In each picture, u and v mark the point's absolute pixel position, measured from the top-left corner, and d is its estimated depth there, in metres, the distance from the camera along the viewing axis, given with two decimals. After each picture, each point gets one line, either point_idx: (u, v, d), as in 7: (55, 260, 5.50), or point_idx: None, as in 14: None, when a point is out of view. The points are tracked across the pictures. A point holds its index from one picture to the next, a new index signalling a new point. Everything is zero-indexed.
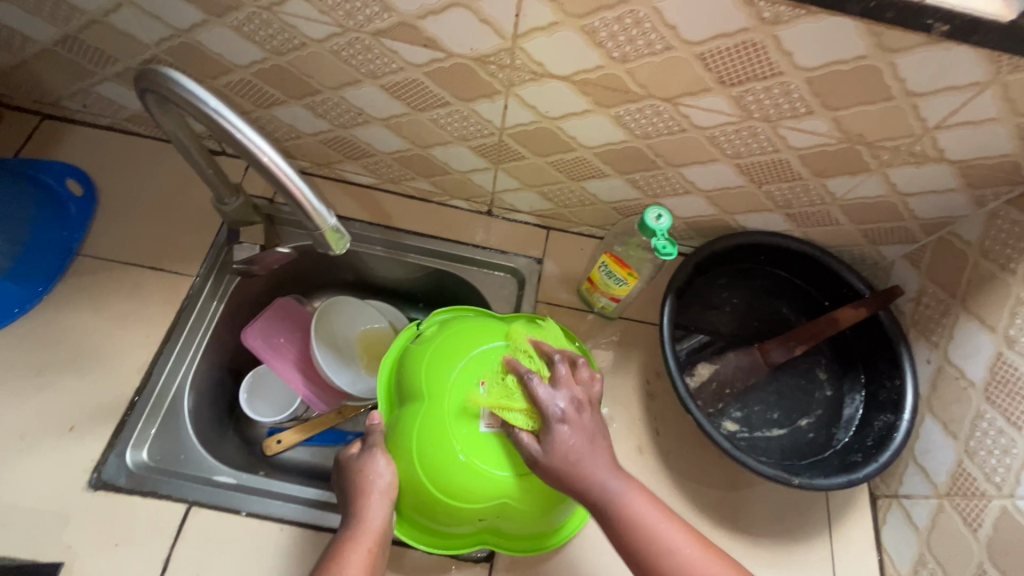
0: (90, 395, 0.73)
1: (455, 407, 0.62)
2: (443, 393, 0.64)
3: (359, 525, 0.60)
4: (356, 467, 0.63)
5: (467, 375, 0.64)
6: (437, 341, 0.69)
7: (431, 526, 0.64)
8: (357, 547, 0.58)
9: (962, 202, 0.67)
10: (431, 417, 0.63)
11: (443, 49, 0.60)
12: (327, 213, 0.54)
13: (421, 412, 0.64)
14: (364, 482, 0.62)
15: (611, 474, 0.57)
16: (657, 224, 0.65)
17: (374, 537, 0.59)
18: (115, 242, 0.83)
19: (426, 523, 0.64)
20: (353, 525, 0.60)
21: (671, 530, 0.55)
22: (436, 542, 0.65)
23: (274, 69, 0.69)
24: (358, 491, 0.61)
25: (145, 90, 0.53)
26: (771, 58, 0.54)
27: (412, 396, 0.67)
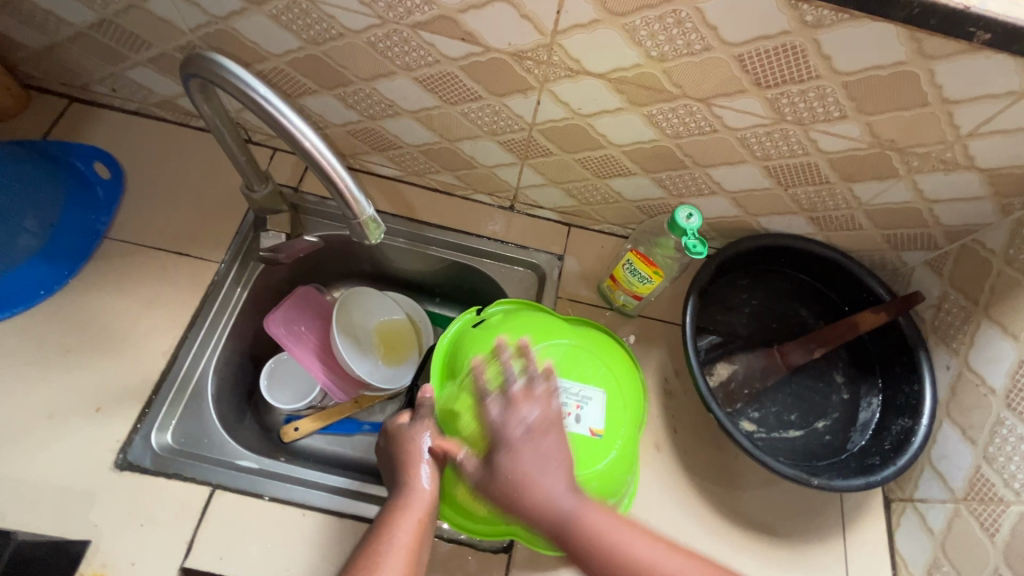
0: (118, 377, 0.74)
1: None
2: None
3: (409, 494, 0.60)
4: (407, 437, 0.65)
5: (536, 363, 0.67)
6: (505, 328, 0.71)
7: (470, 509, 0.65)
8: (410, 514, 0.58)
9: (989, 210, 0.68)
10: None
11: (480, 43, 0.61)
12: (366, 203, 0.54)
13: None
14: (415, 451, 0.63)
15: (565, 491, 0.52)
16: (687, 223, 0.66)
17: (424, 507, 0.59)
18: (142, 226, 0.83)
19: (461, 504, 0.65)
20: (404, 492, 0.60)
21: (627, 536, 0.51)
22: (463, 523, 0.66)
23: (309, 58, 0.70)
24: (408, 460, 0.63)
25: (190, 76, 0.53)
26: (809, 61, 0.54)
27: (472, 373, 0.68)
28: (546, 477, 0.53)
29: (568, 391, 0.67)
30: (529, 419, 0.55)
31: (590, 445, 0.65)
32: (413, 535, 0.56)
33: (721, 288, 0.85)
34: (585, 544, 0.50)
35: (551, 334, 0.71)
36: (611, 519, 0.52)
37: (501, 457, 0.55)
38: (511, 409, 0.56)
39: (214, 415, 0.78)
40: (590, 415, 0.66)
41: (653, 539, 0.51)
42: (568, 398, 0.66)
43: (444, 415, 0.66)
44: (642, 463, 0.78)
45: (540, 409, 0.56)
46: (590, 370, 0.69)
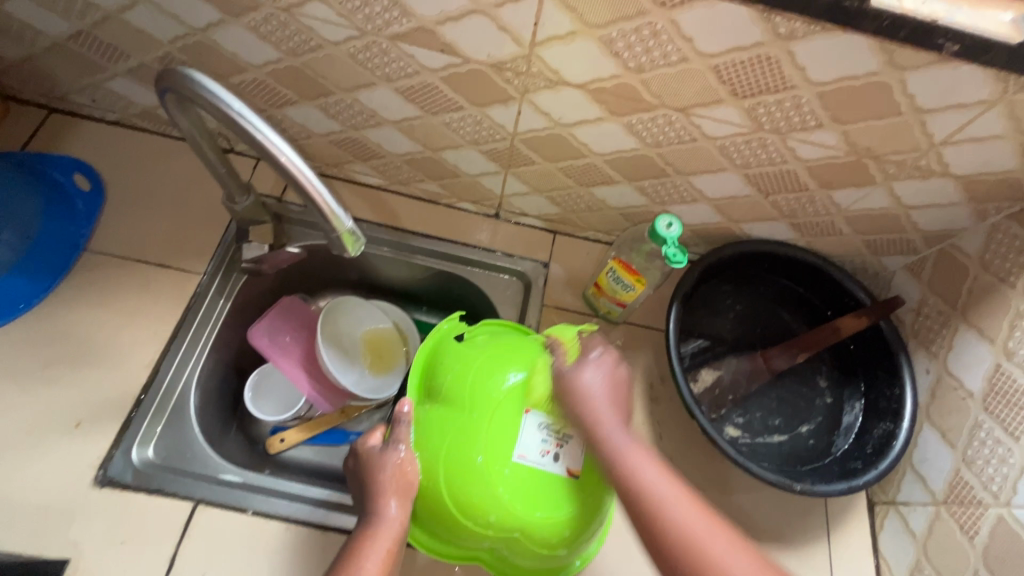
0: (97, 392, 0.73)
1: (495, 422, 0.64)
2: (483, 408, 0.65)
3: (377, 524, 0.61)
4: (377, 465, 0.64)
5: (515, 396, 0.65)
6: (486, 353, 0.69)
7: (441, 533, 0.65)
8: (377, 547, 0.59)
9: (964, 216, 0.69)
10: (470, 425, 0.64)
11: (460, 55, 0.61)
12: (344, 216, 0.54)
13: (457, 419, 0.65)
14: (381, 482, 0.63)
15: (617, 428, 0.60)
16: (667, 232, 0.66)
17: (392, 536, 0.60)
18: (122, 238, 0.82)
19: (430, 526, 0.65)
20: (371, 522, 0.61)
21: (672, 488, 0.56)
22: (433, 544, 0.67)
23: (289, 69, 0.70)
24: (375, 490, 0.63)
25: (164, 89, 0.52)
26: (784, 71, 0.55)
27: (449, 397, 0.67)
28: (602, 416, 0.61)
29: (547, 427, 0.64)
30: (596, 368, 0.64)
31: (565, 485, 0.63)
32: (380, 565, 0.58)
33: (706, 294, 0.85)
34: (640, 485, 0.56)
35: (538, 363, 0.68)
36: (655, 466, 0.58)
37: (567, 396, 0.63)
38: (587, 364, 0.64)
39: (198, 429, 0.76)
40: (569, 453, 0.64)
41: (691, 501, 0.55)
42: (547, 434, 0.64)
43: (420, 439, 0.66)
44: None
45: (603, 371, 0.64)
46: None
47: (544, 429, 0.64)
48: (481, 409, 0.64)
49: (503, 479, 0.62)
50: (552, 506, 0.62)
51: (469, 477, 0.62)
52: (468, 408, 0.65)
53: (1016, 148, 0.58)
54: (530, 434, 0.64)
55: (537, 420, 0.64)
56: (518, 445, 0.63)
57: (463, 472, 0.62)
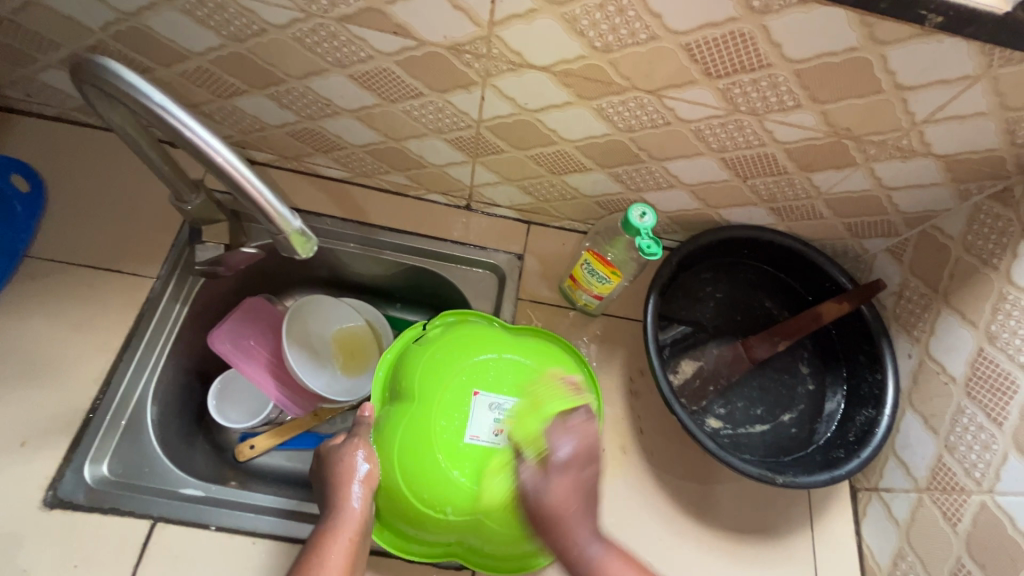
0: (44, 408, 0.69)
1: (445, 409, 0.62)
2: (432, 397, 0.63)
3: (339, 516, 0.59)
4: (337, 458, 0.62)
5: (465, 381, 0.63)
6: (437, 348, 0.67)
7: (406, 531, 0.63)
8: (339, 540, 0.57)
9: (947, 196, 0.67)
10: (420, 419, 0.62)
11: (414, 37, 0.57)
12: (292, 216, 0.51)
13: (411, 412, 0.63)
14: (345, 472, 0.61)
15: (591, 539, 0.57)
16: (640, 222, 0.63)
17: (356, 528, 0.58)
18: (67, 242, 0.77)
19: (394, 524, 0.63)
20: (333, 515, 0.59)
21: None
22: (402, 545, 0.64)
23: (233, 56, 0.65)
24: (337, 480, 0.61)
25: (84, 85, 0.48)
26: (759, 49, 0.51)
27: (403, 394, 0.65)
28: (578, 531, 0.57)
29: (500, 405, 0.62)
30: (571, 439, 0.59)
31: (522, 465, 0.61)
32: (344, 559, 0.56)
33: (685, 282, 0.83)
34: None
35: (484, 348, 0.66)
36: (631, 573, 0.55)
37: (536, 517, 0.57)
38: (563, 438, 0.59)
39: (156, 443, 0.73)
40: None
41: None
42: (501, 412, 0.62)
43: (377, 436, 0.64)
44: (609, 467, 0.76)
45: (575, 439, 0.59)
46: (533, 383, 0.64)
47: (495, 409, 0.62)
48: (432, 401, 0.62)
49: (459, 462, 0.60)
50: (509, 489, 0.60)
51: (421, 468, 0.60)
52: (419, 403, 0.63)
53: (999, 125, 0.55)
54: (481, 420, 0.62)
55: (488, 401, 0.62)
56: (472, 428, 0.61)
57: (417, 463, 0.60)
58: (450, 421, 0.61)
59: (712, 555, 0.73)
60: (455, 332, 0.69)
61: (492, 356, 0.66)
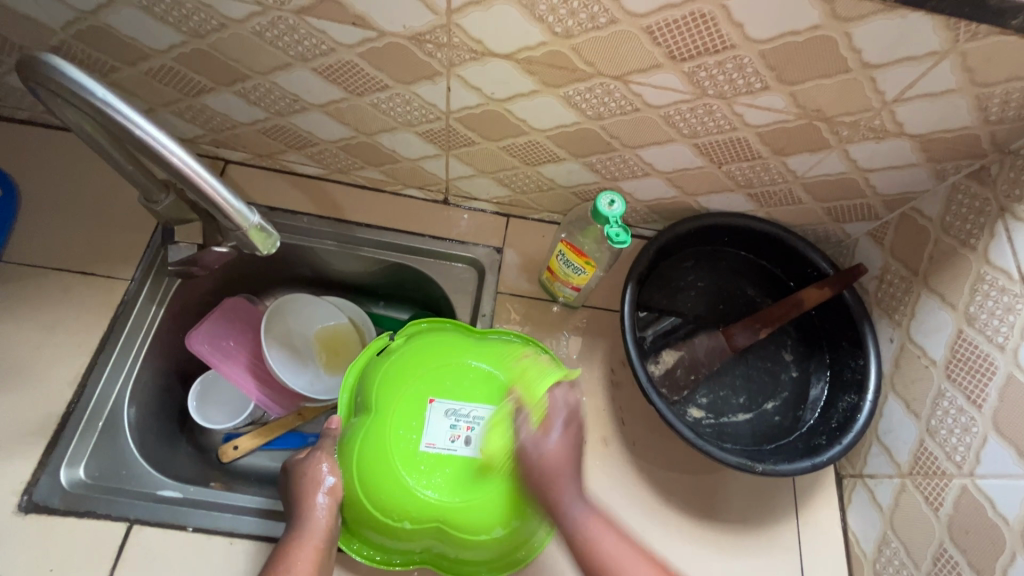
0: (19, 412, 0.68)
1: (401, 420, 0.62)
2: (389, 407, 0.63)
3: (302, 525, 0.59)
4: (302, 470, 0.62)
5: (422, 390, 0.64)
6: (394, 358, 0.67)
7: (374, 539, 0.62)
8: (302, 549, 0.57)
9: (925, 176, 0.66)
10: (377, 430, 0.62)
11: (374, 28, 0.56)
12: (248, 211, 0.51)
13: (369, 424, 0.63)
14: (310, 483, 0.61)
15: (575, 501, 0.57)
16: (610, 210, 0.63)
17: (321, 536, 0.58)
18: (40, 246, 0.77)
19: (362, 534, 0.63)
20: (297, 524, 0.59)
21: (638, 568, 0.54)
22: (374, 555, 0.64)
23: (196, 54, 0.64)
24: (304, 490, 0.61)
25: (34, 86, 0.47)
26: (721, 30, 0.50)
27: (364, 406, 0.66)
28: (564, 493, 0.57)
29: (456, 412, 0.63)
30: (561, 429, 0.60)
31: (479, 469, 0.61)
32: (310, 566, 0.57)
33: (666, 272, 0.82)
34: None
35: (443, 356, 0.67)
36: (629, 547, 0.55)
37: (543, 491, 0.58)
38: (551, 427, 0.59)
39: (133, 445, 0.72)
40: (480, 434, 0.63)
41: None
42: (457, 419, 0.63)
43: (340, 448, 0.64)
44: (591, 459, 0.75)
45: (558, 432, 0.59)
46: (489, 386, 0.65)
47: (451, 415, 0.63)
48: (389, 411, 0.63)
49: (415, 470, 0.61)
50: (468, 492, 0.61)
51: (381, 476, 0.60)
52: (377, 414, 0.63)
53: (970, 102, 0.55)
54: (438, 426, 0.63)
55: (445, 408, 0.64)
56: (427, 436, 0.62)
57: (377, 474, 0.60)
58: (408, 429, 0.62)
59: (695, 545, 0.73)
60: (414, 340, 0.69)
61: (448, 363, 0.66)
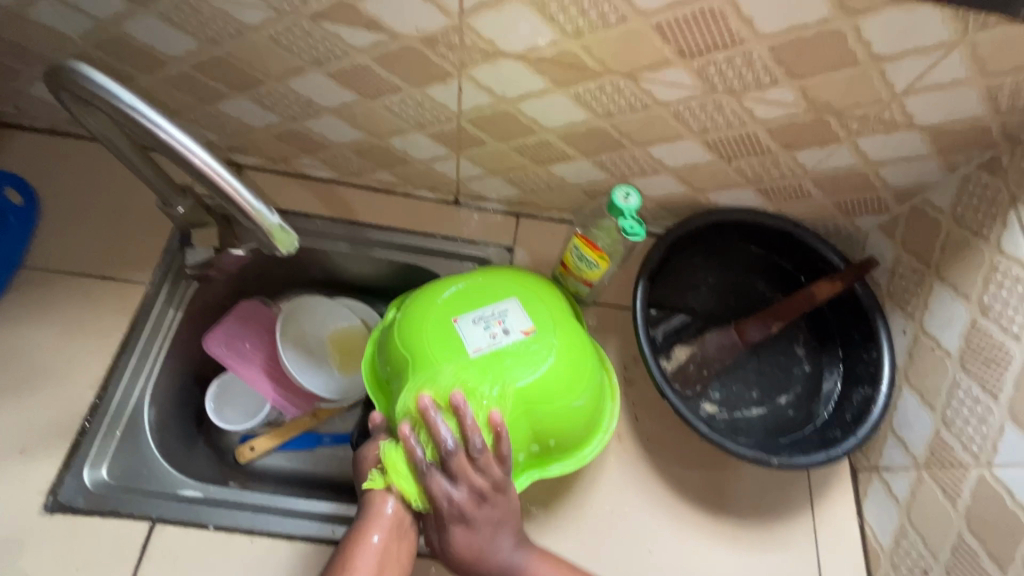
0: (43, 414, 0.70)
1: (437, 345, 0.64)
2: (420, 346, 0.64)
3: (369, 516, 0.59)
4: (368, 458, 0.62)
5: (442, 316, 0.66)
6: (405, 313, 0.69)
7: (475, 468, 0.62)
8: (365, 542, 0.58)
9: (935, 168, 0.66)
10: (422, 366, 0.63)
11: (387, 31, 0.57)
12: (269, 211, 0.51)
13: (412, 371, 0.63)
14: (375, 472, 0.60)
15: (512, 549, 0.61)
16: (624, 203, 0.64)
17: (386, 529, 0.58)
18: (61, 252, 0.78)
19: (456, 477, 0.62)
20: (365, 515, 0.59)
21: None
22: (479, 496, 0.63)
23: (213, 60, 0.65)
24: (369, 481, 0.60)
25: (61, 92, 0.49)
26: (730, 26, 0.51)
27: (397, 368, 0.66)
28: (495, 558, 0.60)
29: (482, 318, 0.66)
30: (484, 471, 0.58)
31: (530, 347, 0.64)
32: (374, 559, 0.58)
33: (676, 268, 0.82)
34: None
35: (445, 289, 0.69)
36: None
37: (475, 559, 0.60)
38: (458, 481, 0.57)
39: (154, 446, 0.73)
40: (514, 321, 0.66)
41: None
42: (486, 322, 0.66)
43: (395, 417, 0.64)
44: (605, 455, 0.76)
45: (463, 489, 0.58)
46: (506, 292, 0.69)
47: (480, 321, 0.66)
48: (425, 343, 0.64)
49: (478, 375, 0.62)
50: (530, 368, 0.63)
51: (448, 392, 0.61)
52: (415, 351, 0.64)
53: (980, 93, 0.55)
54: (473, 332, 0.65)
55: (469, 320, 0.66)
56: (468, 346, 0.64)
57: (436, 392, 0.62)
58: (449, 349, 0.63)
59: (711, 540, 0.73)
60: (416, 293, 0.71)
61: (463, 288, 0.69)
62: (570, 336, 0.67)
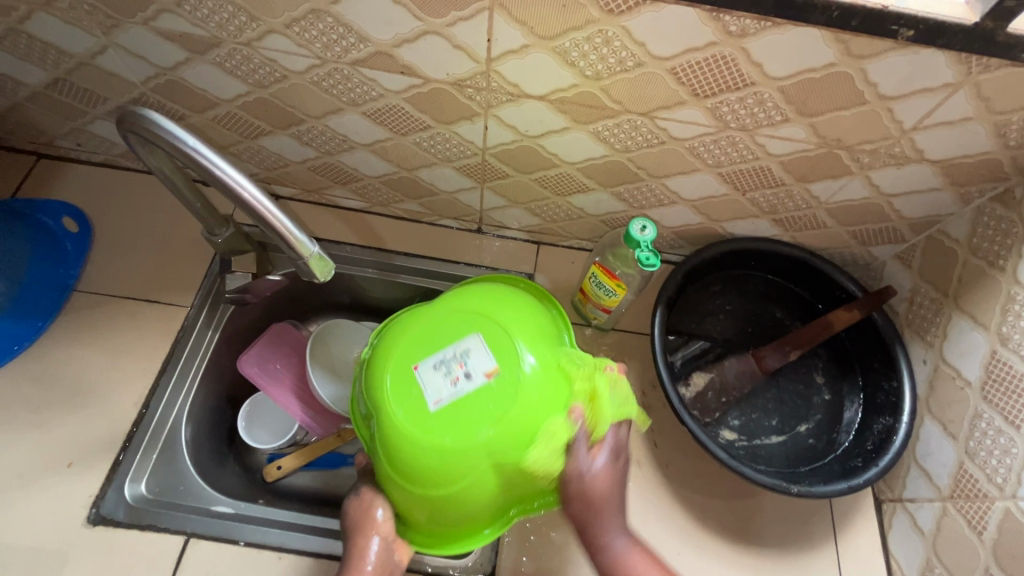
0: (89, 430, 0.74)
1: (396, 400, 0.58)
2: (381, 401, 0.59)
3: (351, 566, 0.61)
4: (354, 507, 0.64)
5: (399, 365, 0.60)
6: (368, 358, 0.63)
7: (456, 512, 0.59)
8: None
9: (949, 201, 0.67)
10: (385, 423, 0.58)
11: (419, 75, 0.61)
12: (310, 242, 0.55)
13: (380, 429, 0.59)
14: (362, 521, 0.63)
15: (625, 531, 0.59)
16: (641, 235, 0.66)
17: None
18: (111, 277, 0.84)
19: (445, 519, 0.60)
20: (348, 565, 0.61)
21: None
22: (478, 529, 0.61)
23: (258, 101, 0.71)
24: (354, 531, 0.62)
25: (127, 132, 0.54)
26: (742, 69, 0.54)
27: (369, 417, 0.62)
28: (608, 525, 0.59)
29: (442, 362, 0.59)
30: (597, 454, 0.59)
31: (496, 390, 0.57)
32: None
33: (694, 296, 0.84)
34: None
35: (404, 330, 0.62)
36: None
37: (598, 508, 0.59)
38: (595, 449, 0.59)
39: (190, 462, 0.77)
40: (476, 361, 0.58)
41: None
42: (446, 367, 0.58)
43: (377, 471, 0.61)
44: None
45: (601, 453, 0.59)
46: (460, 328, 0.61)
47: (440, 366, 0.59)
48: (385, 396, 0.58)
49: (442, 431, 0.56)
50: (498, 413, 0.56)
51: (413, 453, 0.56)
52: (377, 412, 0.59)
53: (989, 129, 0.57)
54: (432, 390, 0.57)
55: (428, 366, 0.59)
56: (428, 397, 0.57)
57: (410, 458, 0.56)
58: (409, 401, 0.57)
59: (731, 570, 0.72)
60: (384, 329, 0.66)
61: (409, 340, 0.61)
62: (541, 352, 0.60)
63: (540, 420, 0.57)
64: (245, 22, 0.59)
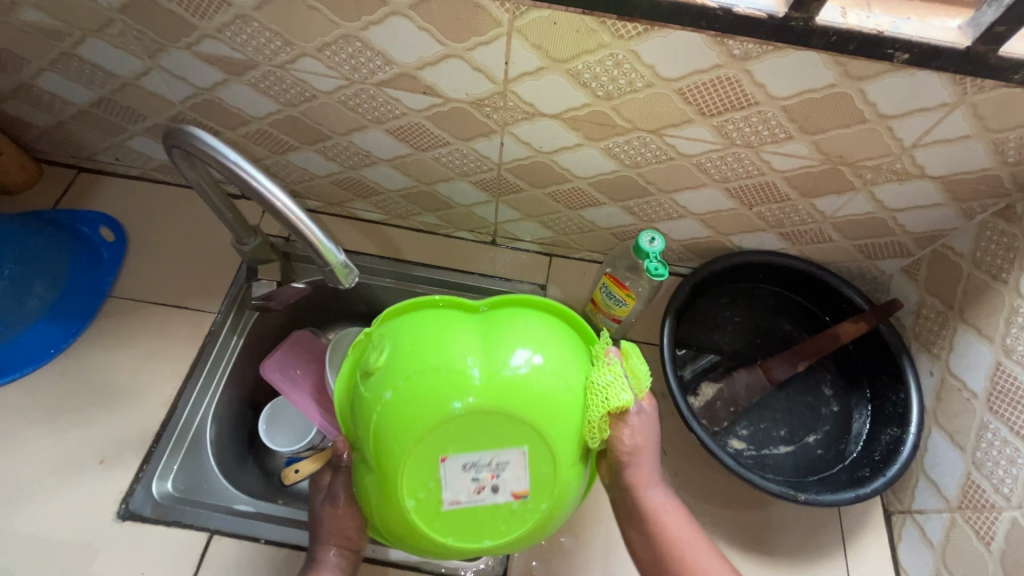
0: (120, 430, 0.78)
1: (409, 490, 0.55)
2: (392, 476, 0.55)
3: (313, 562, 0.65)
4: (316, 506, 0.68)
5: (424, 453, 0.54)
6: (386, 411, 0.55)
7: None
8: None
9: (952, 216, 0.69)
10: (390, 498, 0.56)
11: (441, 95, 0.65)
12: (337, 250, 0.58)
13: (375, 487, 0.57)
14: (321, 520, 0.67)
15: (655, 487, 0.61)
16: (651, 246, 0.68)
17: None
18: (143, 284, 0.88)
19: None
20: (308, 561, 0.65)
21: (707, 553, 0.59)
22: None
23: (288, 119, 0.75)
24: (314, 529, 0.67)
25: (172, 147, 0.58)
26: (746, 90, 0.57)
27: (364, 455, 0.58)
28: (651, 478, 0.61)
29: (474, 464, 0.55)
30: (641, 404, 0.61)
31: (515, 509, 0.56)
32: None
33: (703, 308, 0.86)
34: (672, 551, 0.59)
35: (439, 403, 0.54)
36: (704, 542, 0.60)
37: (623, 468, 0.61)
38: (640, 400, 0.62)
39: (214, 462, 0.80)
40: (509, 477, 0.56)
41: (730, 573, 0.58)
42: (477, 471, 0.55)
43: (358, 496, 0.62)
44: None
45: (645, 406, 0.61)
46: (494, 430, 0.55)
47: (470, 469, 0.55)
48: (398, 476, 0.55)
49: (448, 531, 0.56)
50: (508, 524, 0.57)
51: (410, 537, 0.57)
52: (383, 483, 0.55)
53: (987, 146, 0.59)
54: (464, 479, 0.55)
55: (457, 464, 0.55)
56: (445, 496, 0.55)
57: (401, 531, 0.57)
58: (423, 492, 0.55)
59: None
60: (407, 372, 0.56)
61: (427, 433, 0.54)
62: (565, 404, 0.56)
63: (559, 515, 0.59)
64: (280, 47, 0.64)
